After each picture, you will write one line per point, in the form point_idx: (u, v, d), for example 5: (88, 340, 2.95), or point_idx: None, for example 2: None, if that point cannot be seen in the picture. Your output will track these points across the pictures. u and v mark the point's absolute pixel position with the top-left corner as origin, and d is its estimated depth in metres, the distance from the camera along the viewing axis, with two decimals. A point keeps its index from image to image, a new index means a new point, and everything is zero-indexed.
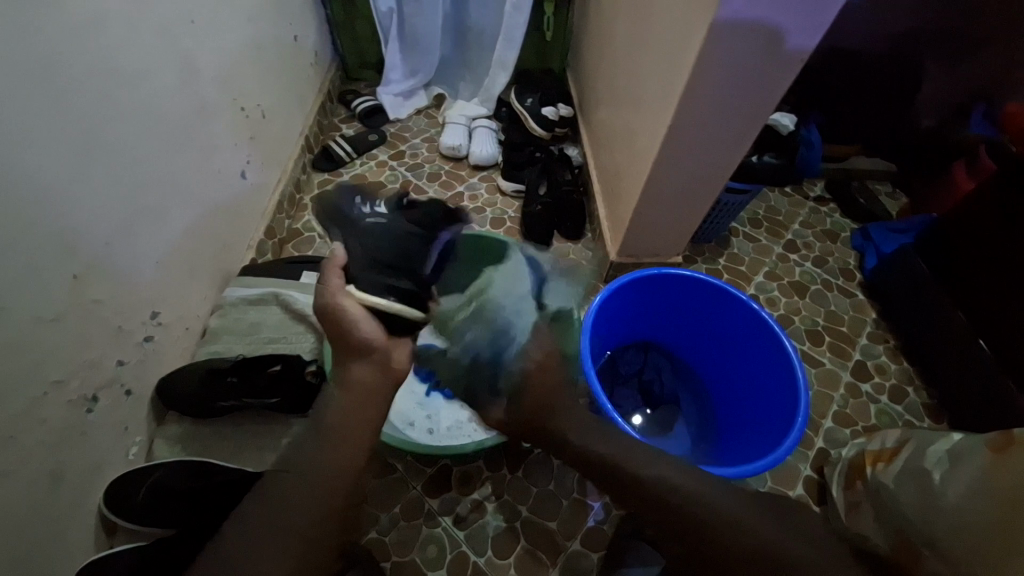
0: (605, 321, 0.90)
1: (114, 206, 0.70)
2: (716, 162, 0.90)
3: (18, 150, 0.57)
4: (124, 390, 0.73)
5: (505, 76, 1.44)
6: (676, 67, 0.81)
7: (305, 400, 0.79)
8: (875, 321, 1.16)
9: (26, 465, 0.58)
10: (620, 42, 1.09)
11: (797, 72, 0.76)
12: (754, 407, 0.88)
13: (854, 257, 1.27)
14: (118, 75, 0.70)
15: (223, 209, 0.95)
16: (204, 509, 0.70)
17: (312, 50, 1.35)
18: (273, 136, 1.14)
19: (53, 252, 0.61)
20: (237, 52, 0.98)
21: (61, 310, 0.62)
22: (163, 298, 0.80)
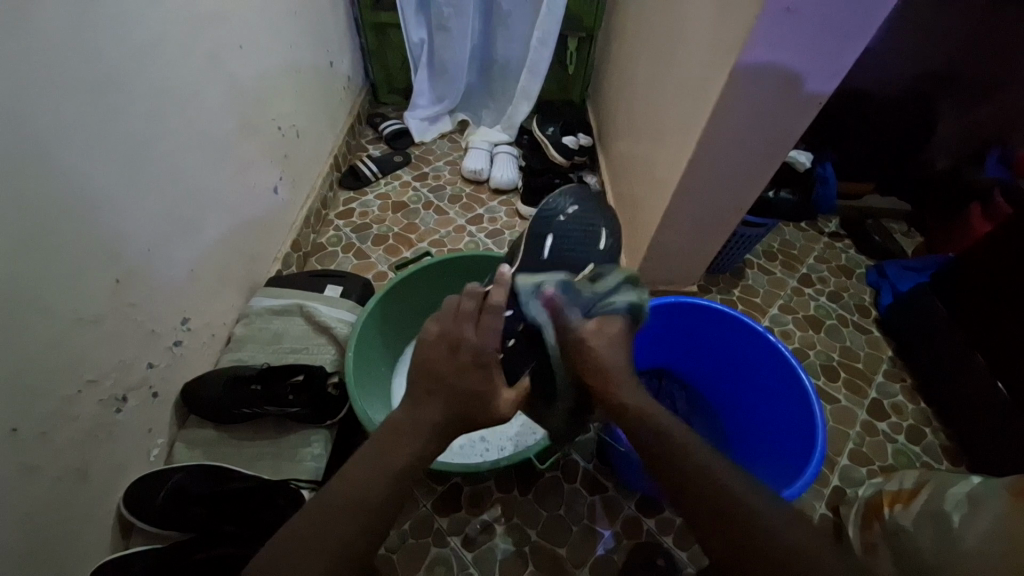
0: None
1: (155, 215, 0.73)
2: (734, 195, 0.92)
3: (77, 160, 0.61)
4: (151, 393, 0.75)
5: (527, 106, 1.50)
6: (697, 104, 0.84)
7: (324, 411, 0.80)
8: (892, 359, 1.15)
9: (55, 461, 0.60)
10: (642, 78, 1.13)
11: (815, 113, 0.78)
12: (770, 441, 0.87)
13: (869, 294, 1.27)
14: (169, 93, 0.74)
15: (254, 222, 0.99)
16: (220, 515, 0.71)
17: (345, 75, 1.42)
18: (305, 155, 1.18)
19: (99, 256, 0.64)
20: (278, 76, 1.04)
21: (101, 311, 0.65)
22: (194, 305, 0.83)
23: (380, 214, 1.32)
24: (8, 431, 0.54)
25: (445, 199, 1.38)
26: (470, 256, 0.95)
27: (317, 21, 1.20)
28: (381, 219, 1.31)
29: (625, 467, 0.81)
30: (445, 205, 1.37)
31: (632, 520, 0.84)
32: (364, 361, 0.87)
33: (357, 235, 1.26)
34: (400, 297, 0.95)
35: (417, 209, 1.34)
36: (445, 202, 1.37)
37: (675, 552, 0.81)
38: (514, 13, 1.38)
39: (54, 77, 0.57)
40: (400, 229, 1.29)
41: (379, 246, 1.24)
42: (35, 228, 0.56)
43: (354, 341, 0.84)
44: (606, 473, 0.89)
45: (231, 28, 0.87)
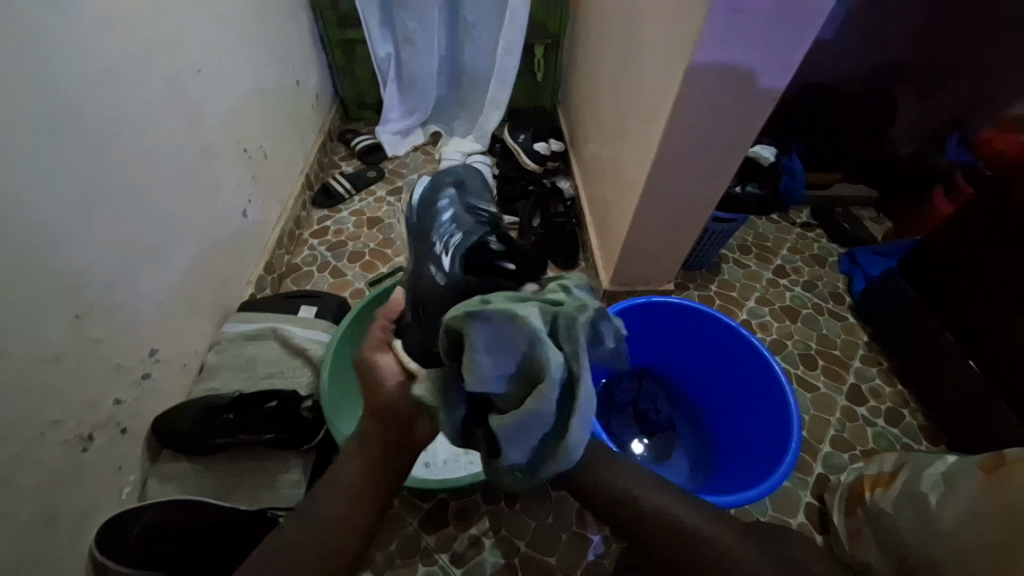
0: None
1: (116, 246, 0.72)
2: (701, 193, 0.94)
3: (27, 196, 0.59)
4: (120, 429, 0.73)
5: (498, 115, 1.52)
6: (657, 106, 0.86)
7: (300, 436, 0.78)
8: (867, 343, 1.18)
9: (21, 507, 0.58)
10: (605, 83, 1.15)
11: (770, 109, 0.80)
12: (747, 432, 0.88)
13: (843, 281, 1.29)
14: (124, 122, 0.73)
15: (222, 247, 0.97)
16: (199, 549, 0.69)
17: (313, 93, 1.42)
18: (274, 176, 1.18)
19: (56, 293, 0.62)
20: (241, 99, 1.03)
21: (62, 349, 0.63)
22: (162, 335, 0.81)
23: (355, 231, 1.31)
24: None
25: None
26: None
27: (281, 42, 1.20)
28: (356, 236, 1.30)
29: None
30: None
31: None
32: (340, 381, 0.86)
33: (333, 253, 1.25)
34: (376, 314, 0.94)
35: (392, 223, 1.34)
36: None
37: None
38: (479, 24, 1.39)
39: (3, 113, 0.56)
40: (376, 245, 1.28)
41: (356, 263, 1.24)
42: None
43: (327, 362, 0.83)
44: None
45: (188, 54, 0.86)
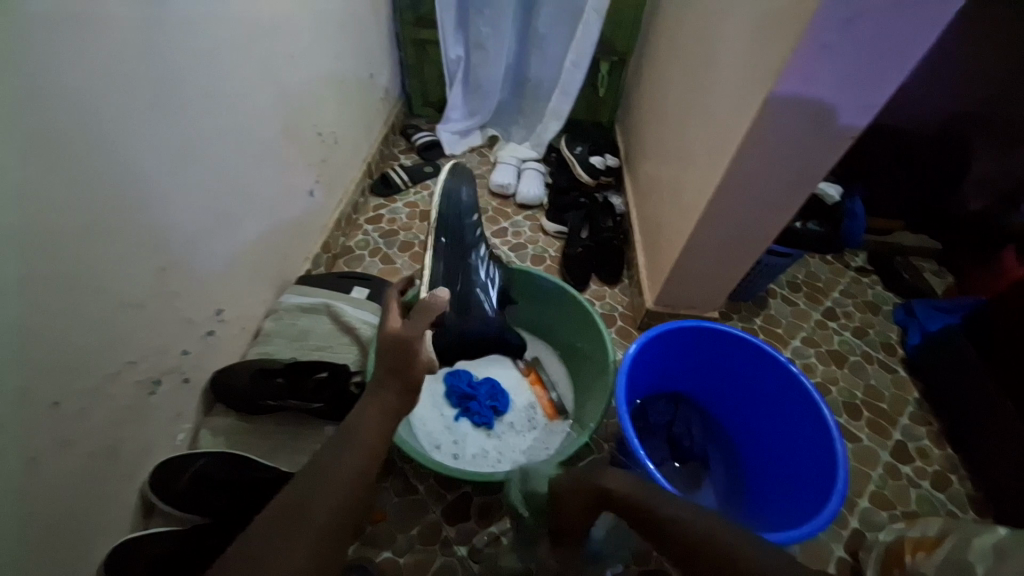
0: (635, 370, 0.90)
1: (199, 209, 0.77)
2: (760, 225, 0.92)
3: (135, 155, 0.64)
4: (182, 379, 0.77)
5: (557, 125, 1.54)
6: (727, 132, 0.85)
7: (344, 409, 0.82)
8: (918, 401, 1.12)
9: (90, 436, 0.62)
10: (672, 104, 1.15)
11: (845, 148, 0.79)
12: (784, 470, 0.86)
13: (896, 332, 1.24)
14: (222, 97, 0.79)
15: (288, 221, 1.02)
16: (241, 506, 0.72)
17: (384, 87, 1.48)
18: (341, 160, 1.23)
19: (148, 246, 0.68)
20: (322, 86, 1.09)
21: (145, 296, 0.68)
22: (229, 297, 0.86)
23: (408, 221, 1.35)
24: (48, 404, 0.56)
25: None
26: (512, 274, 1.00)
27: (362, 35, 1.26)
28: (409, 227, 1.34)
29: None
30: None
31: (641, 546, 0.83)
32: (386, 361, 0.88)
33: (385, 241, 1.29)
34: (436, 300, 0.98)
35: None
36: None
37: None
38: (550, 36, 1.43)
39: (125, 78, 0.61)
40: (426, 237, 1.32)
41: (405, 252, 1.27)
42: (88, 211, 0.59)
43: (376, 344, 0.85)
44: None
45: (283, 40, 0.92)
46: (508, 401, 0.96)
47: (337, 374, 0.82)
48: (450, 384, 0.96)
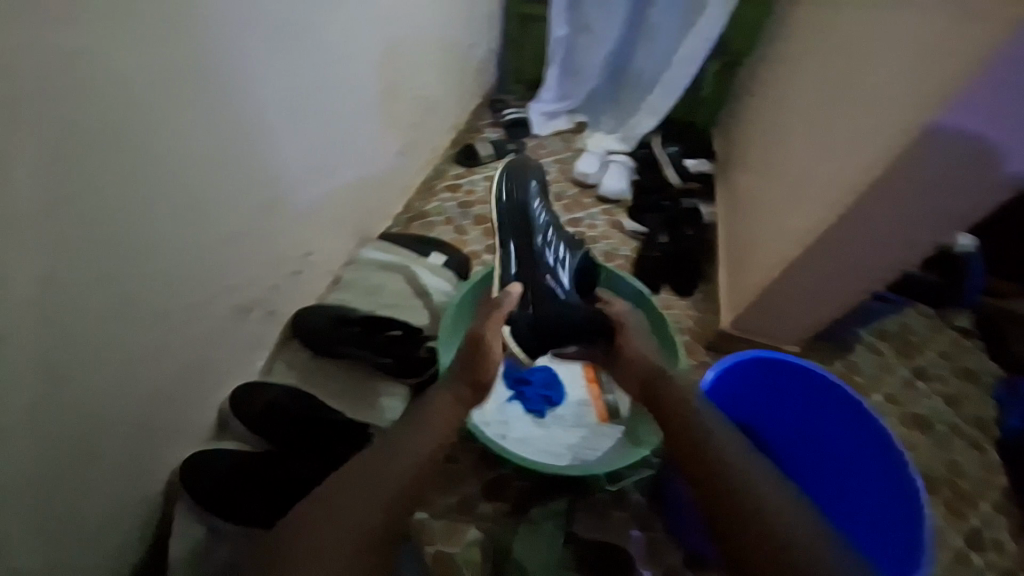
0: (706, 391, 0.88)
1: (306, 153, 0.80)
2: (874, 266, 0.84)
3: (258, 93, 0.67)
4: (266, 312, 0.81)
5: (653, 122, 1.47)
6: (858, 159, 0.78)
7: (411, 369, 0.84)
8: (1006, 488, 1.01)
9: (186, 349, 0.67)
10: (791, 118, 1.06)
11: (1004, 196, 0.69)
12: (860, 516, 0.84)
13: (992, 409, 1.11)
14: (338, 48, 0.80)
15: (377, 177, 1.04)
16: (303, 441, 0.75)
17: (483, 57, 1.46)
18: (433, 125, 1.24)
19: (258, 182, 0.71)
20: (430, 48, 1.09)
21: (252, 227, 0.72)
22: (317, 241, 0.88)
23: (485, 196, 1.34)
24: (156, 312, 0.60)
25: (549, 196, 1.39)
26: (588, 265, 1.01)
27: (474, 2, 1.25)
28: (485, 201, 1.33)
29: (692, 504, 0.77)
30: (548, 201, 1.37)
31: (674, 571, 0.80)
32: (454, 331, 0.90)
33: (460, 210, 1.27)
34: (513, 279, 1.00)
35: None
36: (548, 199, 1.38)
37: None
38: (664, 25, 1.37)
39: (262, 17, 0.63)
40: None
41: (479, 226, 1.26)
42: (213, 137, 0.62)
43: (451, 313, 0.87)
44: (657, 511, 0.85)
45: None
46: (561, 393, 0.96)
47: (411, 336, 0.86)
48: (508, 368, 0.98)
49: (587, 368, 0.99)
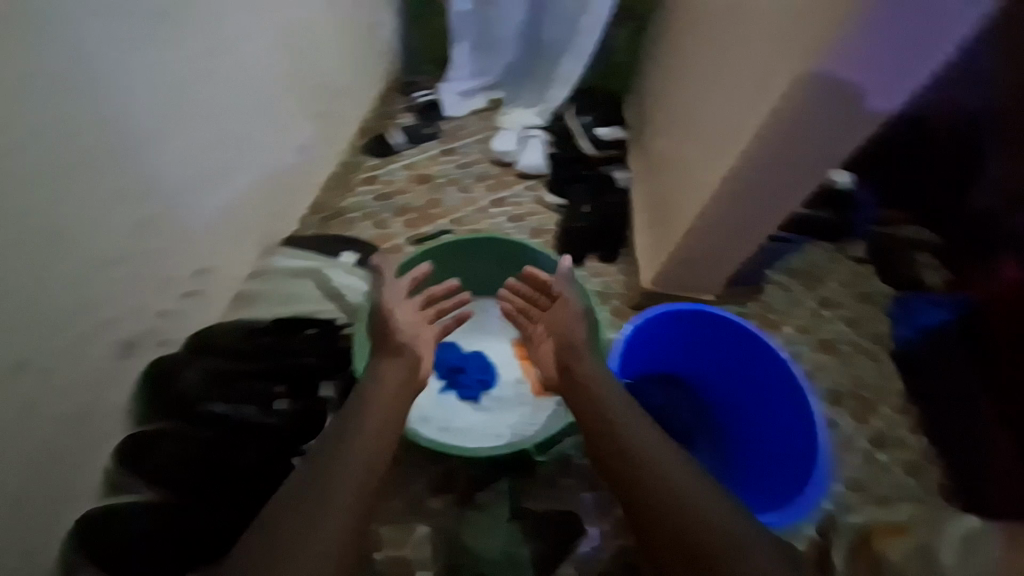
0: (642, 336, 0.89)
1: (181, 164, 0.73)
2: (772, 209, 0.88)
3: (111, 102, 0.61)
4: (160, 340, 0.77)
5: (565, 92, 1.44)
6: (746, 110, 0.80)
7: (334, 364, 0.81)
8: (905, 395, 1.10)
9: (55, 397, 0.63)
10: (694, 75, 1.05)
11: (870, 132, 0.73)
12: (765, 460, 0.89)
13: (886, 324, 1.19)
14: (217, 40, 0.73)
15: (278, 177, 0.96)
16: (224, 476, 0.70)
17: (384, 38, 1.37)
18: (337, 115, 1.15)
19: (125, 198, 0.66)
20: (321, 29, 0.98)
21: (120, 253, 0.67)
22: (213, 257, 0.83)
23: (404, 185, 1.29)
24: (9, 364, 0.57)
25: (471, 178, 1.36)
26: (501, 244, 0.98)
27: None
28: (404, 191, 1.28)
29: None
30: (470, 183, 1.34)
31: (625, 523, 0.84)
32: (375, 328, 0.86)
33: (379, 203, 1.23)
34: (431, 266, 0.98)
35: (441, 184, 1.32)
36: (470, 181, 1.35)
37: None
38: None
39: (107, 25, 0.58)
40: (422, 204, 1.26)
41: (401, 217, 1.22)
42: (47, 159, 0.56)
43: (364, 314, 0.82)
44: None
45: None
46: (496, 375, 0.97)
47: (329, 334, 0.84)
48: (440, 356, 0.98)
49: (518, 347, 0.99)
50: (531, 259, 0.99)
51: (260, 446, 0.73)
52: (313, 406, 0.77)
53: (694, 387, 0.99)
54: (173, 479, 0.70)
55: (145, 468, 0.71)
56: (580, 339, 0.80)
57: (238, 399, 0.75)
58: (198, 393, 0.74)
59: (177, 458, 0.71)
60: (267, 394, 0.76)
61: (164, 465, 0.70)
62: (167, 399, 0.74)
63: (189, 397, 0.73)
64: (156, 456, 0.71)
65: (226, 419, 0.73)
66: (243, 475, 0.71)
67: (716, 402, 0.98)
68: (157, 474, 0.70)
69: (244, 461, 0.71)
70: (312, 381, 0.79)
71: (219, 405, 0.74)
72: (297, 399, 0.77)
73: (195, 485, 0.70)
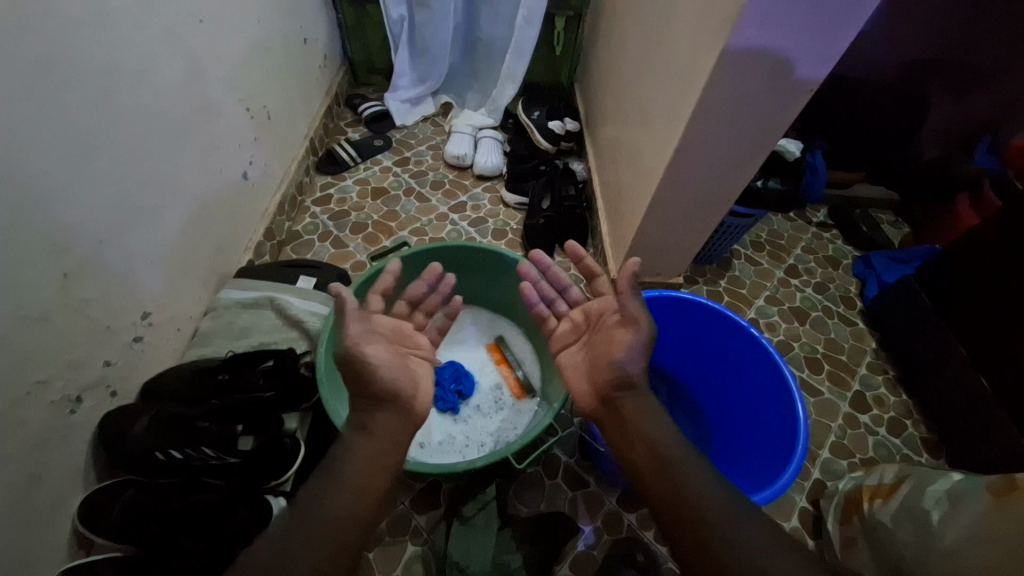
0: None
1: (104, 205, 0.68)
2: (726, 183, 0.88)
3: (22, 150, 0.57)
4: (109, 391, 0.72)
5: (513, 89, 1.43)
6: (682, 91, 0.80)
7: (299, 395, 0.79)
8: (875, 351, 1.13)
9: (5, 469, 0.57)
10: (630, 62, 1.06)
11: (805, 100, 0.74)
12: (745, 438, 0.88)
13: (855, 286, 1.23)
14: (125, 73, 0.70)
15: (215, 207, 0.92)
16: (183, 525, 0.67)
17: (321, 52, 1.34)
18: (277, 137, 1.12)
19: (45, 248, 0.60)
20: (243, 53, 0.96)
21: (50, 308, 0.61)
22: (156, 299, 0.79)
23: (359, 201, 1.26)
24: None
25: (427, 186, 1.34)
26: (464, 250, 0.94)
27: None
28: (360, 207, 1.25)
29: (606, 463, 0.81)
30: (427, 191, 1.32)
31: (613, 515, 0.85)
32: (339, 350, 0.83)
33: (335, 223, 1.21)
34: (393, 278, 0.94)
35: (397, 195, 1.30)
36: (426, 189, 1.33)
37: (656, 546, 0.82)
38: None
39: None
40: (380, 217, 1.24)
41: (358, 234, 1.20)
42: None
43: (326, 336, 0.80)
44: (587, 469, 0.89)
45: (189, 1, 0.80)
46: (473, 383, 0.95)
47: (283, 362, 0.79)
48: None
49: (493, 350, 0.99)
50: (495, 262, 0.95)
51: (227, 485, 0.70)
52: (278, 442, 0.73)
53: (688, 390, 1.00)
54: (130, 535, 0.66)
55: (91, 530, 0.65)
56: (636, 371, 0.62)
57: (196, 444, 0.71)
58: (144, 443, 0.68)
59: (131, 514, 0.67)
60: (227, 435, 0.73)
61: (116, 523, 0.66)
62: (111, 454, 0.67)
63: (134, 449, 0.67)
64: (105, 515, 0.66)
65: (184, 466, 0.69)
66: (205, 523, 0.67)
67: (707, 403, 0.97)
68: (108, 534, 0.66)
69: (204, 509, 0.68)
70: (275, 418, 0.75)
71: (172, 452, 0.69)
72: (261, 436, 0.74)
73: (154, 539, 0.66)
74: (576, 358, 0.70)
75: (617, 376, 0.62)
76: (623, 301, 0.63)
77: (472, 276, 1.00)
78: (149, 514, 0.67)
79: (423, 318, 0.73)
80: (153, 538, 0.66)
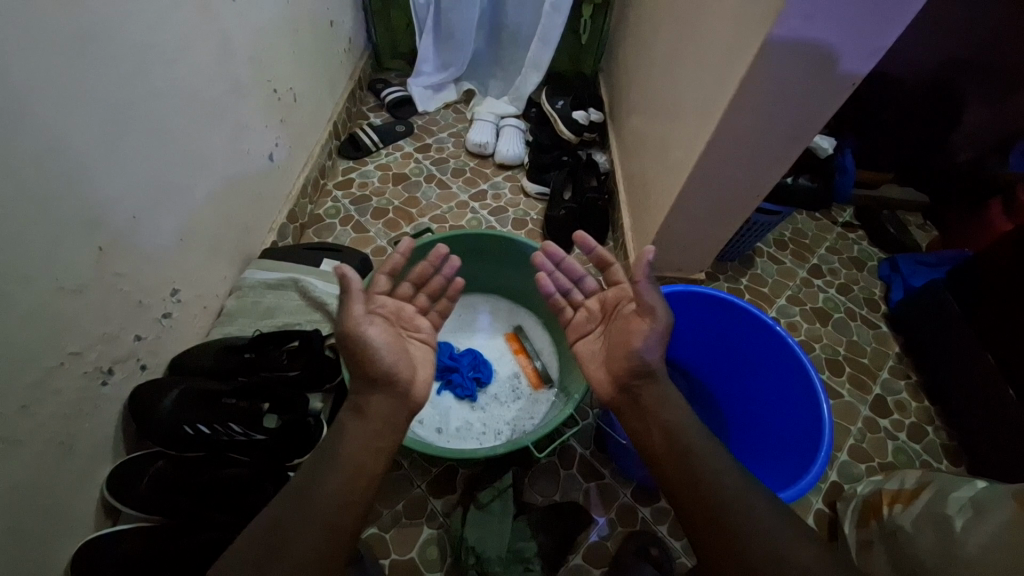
0: None
1: (135, 181, 0.69)
2: (756, 179, 0.86)
3: (54, 125, 0.57)
4: (138, 365, 0.73)
5: (537, 77, 1.40)
6: (716, 82, 0.78)
7: (322, 376, 0.80)
8: (898, 355, 1.11)
9: (37, 436, 0.58)
10: (660, 52, 1.04)
11: (845, 96, 0.72)
12: (767, 437, 0.87)
13: (879, 288, 1.20)
14: (157, 50, 0.70)
15: (242, 188, 0.93)
16: (210, 498, 0.69)
17: (346, 36, 1.33)
18: (302, 120, 1.12)
19: (78, 223, 0.61)
20: (272, 33, 0.96)
21: (83, 281, 0.62)
22: (183, 276, 0.80)
23: (381, 186, 1.27)
24: (17, 407, 0.55)
25: (448, 173, 1.33)
26: (486, 238, 0.93)
27: None
28: (381, 192, 1.26)
29: (623, 456, 0.81)
30: (447, 178, 1.32)
31: (628, 508, 0.85)
32: None
33: (356, 207, 1.22)
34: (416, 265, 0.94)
35: (418, 181, 1.30)
36: (447, 176, 1.32)
37: (669, 540, 0.82)
38: None
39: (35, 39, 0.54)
40: (401, 203, 1.24)
41: (379, 219, 1.20)
42: (19, 194, 0.53)
43: None
44: (602, 461, 0.89)
45: None
46: (491, 371, 0.96)
47: (308, 343, 0.78)
48: None
49: (511, 340, 1.00)
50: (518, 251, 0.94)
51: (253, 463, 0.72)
52: (300, 421, 0.73)
53: (706, 384, 0.99)
54: (160, 505, 0.68)
55: (119, 499, 0.67)
56: (655, 361, 0.62)
57: (221, 419, 0.72)
58: (174, 415, 0.70)
59: (162, 484, 0.69)
60: (252, 412, 0.74)
61: (146, 492, 0.68)
62: (141, 426, 0.69)
63: (162, 421, 0.69)
64: (134, 485, 0.68)
65: (211, 441, 0.71)
66: (230, 496, 0.69)
67: (727, 400, 0.96)
68: (136, 504, 0.68)
69: (230, 482, 0.69)
70: (297, 398, 0.74)
71: (198, 426, 0.71)
72: (284, 414, 0.75)
73: (181, 510, 0.68)
74: (594, 346, 0.70)
75: (635, 364, 0.62)
76: (640, 290, 0.63)
77: (494, 265, 0.99)
78: (180, 486, 0.70)
79: (426, 301, 0.73)
80: (182, 509, 0.68)
